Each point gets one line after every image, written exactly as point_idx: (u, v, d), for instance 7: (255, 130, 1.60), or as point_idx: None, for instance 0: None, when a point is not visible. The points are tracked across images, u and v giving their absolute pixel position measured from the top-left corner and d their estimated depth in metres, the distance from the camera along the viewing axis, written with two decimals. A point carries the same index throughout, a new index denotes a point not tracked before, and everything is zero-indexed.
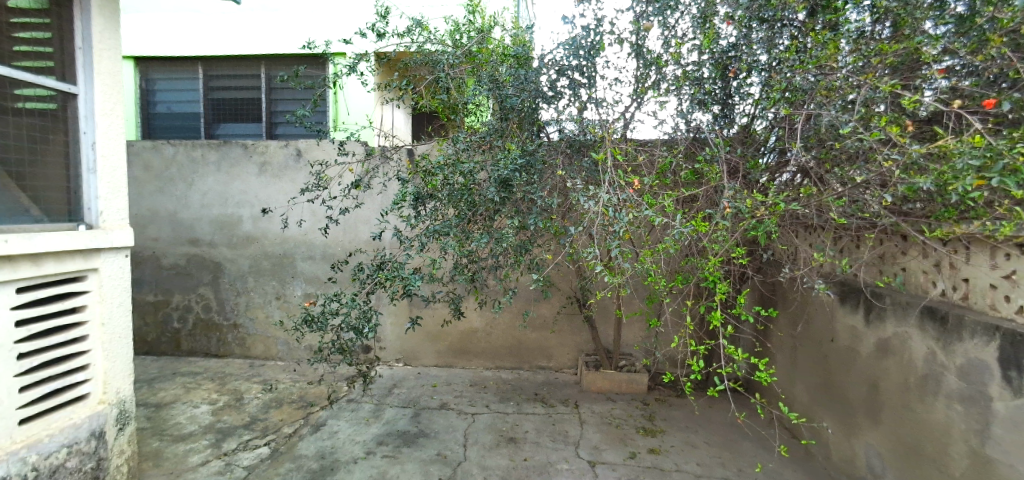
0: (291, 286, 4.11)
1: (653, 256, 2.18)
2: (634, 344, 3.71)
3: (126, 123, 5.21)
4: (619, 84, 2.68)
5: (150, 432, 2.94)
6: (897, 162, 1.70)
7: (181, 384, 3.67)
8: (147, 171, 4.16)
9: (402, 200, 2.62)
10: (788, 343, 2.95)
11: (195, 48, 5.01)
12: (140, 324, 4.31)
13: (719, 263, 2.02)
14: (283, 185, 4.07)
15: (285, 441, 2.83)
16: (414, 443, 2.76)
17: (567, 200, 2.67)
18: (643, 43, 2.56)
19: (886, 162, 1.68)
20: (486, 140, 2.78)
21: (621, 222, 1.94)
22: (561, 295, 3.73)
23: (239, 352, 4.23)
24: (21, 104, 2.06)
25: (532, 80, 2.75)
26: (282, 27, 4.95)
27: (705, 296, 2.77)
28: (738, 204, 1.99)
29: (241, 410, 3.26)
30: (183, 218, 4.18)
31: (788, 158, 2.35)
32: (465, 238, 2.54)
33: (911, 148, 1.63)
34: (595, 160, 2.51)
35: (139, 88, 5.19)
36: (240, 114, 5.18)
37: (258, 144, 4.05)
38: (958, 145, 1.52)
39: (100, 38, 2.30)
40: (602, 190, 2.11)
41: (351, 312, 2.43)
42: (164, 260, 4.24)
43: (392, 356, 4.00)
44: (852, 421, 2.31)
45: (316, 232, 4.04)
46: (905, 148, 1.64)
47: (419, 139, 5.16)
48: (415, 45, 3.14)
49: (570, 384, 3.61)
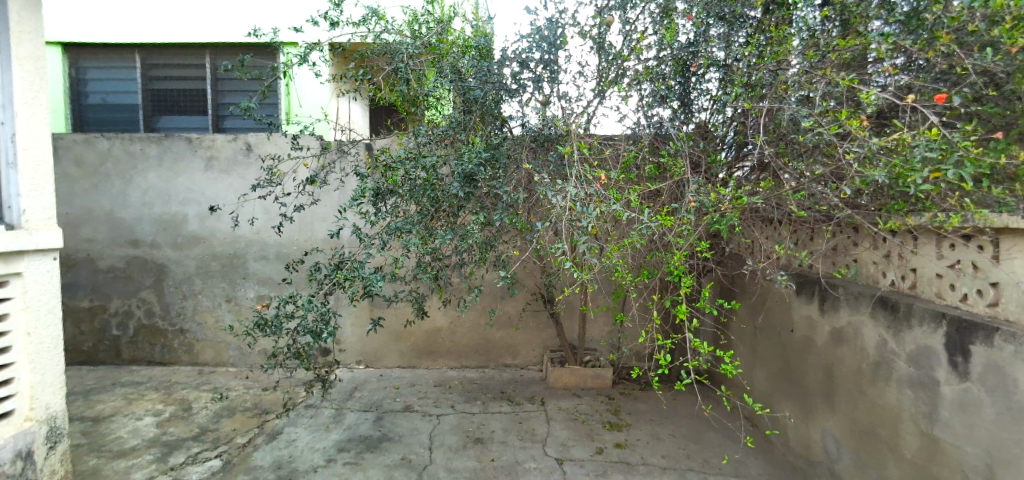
0: (242, 288, 3.89)
1: (620, 251, 2.22)
2: (599, 339, 3.71)
3: (54, 115, 4.78)
4: (582, 78, 2.67)
5: (87, 449, 2.70)
6: (856, 156, 1.71)
7: (122, 395, 3.41)
8: (79, 167, 3.83)
9: (361, 197, 2.53)
10: (749, 333, 3.00)
11: (131, 35, 4.65)
12: (73, 332, 3.97)
13: (683, 258, 2.09)
14: (233, 181, 3.84)
15: (239, 453, 2.67)
16: (377, 448, 2.67)
17: (533, 194, 2.64)
18: (605, 38, 2.54)
19: (846, 155, 1.69)
20: (448, 134, 2.71)
21: (590, 217, 1.97)
22: (526, 292, 3.67)
23: (187, 359, 3.97)
24: None
25: (496, 72, 2.72)
26: (229, 13, 4.66)
27: (670, 289, 2.80)
28: (703, 199, 2.07)
29: (189, 421, 3.06)
30: (121, 217, 3.88)
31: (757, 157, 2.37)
32: (429, 235, 2.52)
33: (871, 141, 1.63)
34: (561, 155, 2.49)
35: (69, 78, 4.78)
36: (184, 106, 4.85)
37: (204, 138, 3.80)
38: (915, 139, 1.55)
39: (19, 19, 2.10)
40: (570, 184, 2.12)
41: (307, 315, 2.30)
42: (100, 263, 3.92)
43: (352, 358, 3.86)
44: (809, 407, 2.38)
45: (269, 230, 3.83)
46: (865, 141, 1.65)
47: (378, 134, 5.00)
48: (372, 34, 3.01)
49: (536, 381, 3.58)
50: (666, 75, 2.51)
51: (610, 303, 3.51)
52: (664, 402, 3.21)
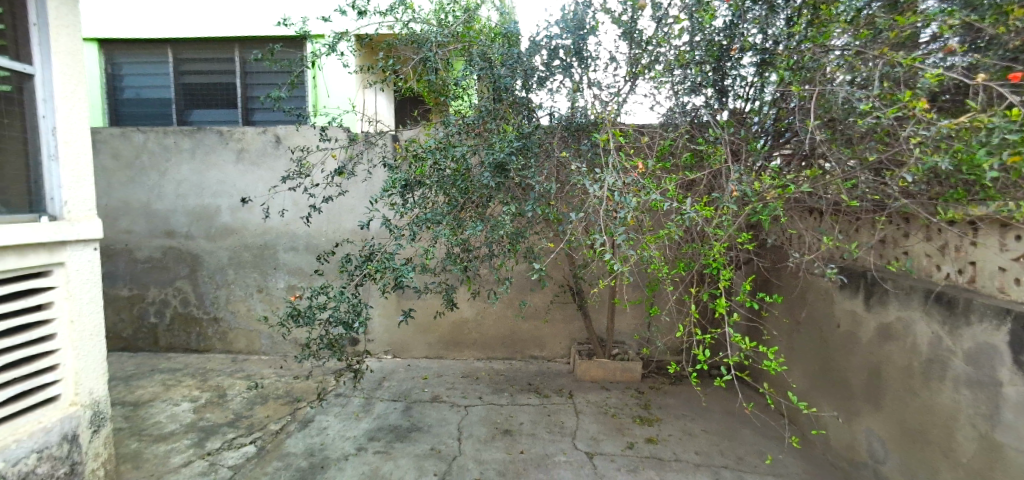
0: (273, 279, 3.95)
1: (656, 242, 2.29)
2: (629, 332, 3.64)
3: (92, 109, 4.92)
4: (615, 64, 2.65)
5: (128, 432, 2.80)
6: (924, 140, 1.62)
7: (161, 381, 3.52)
8: (116, 160, 3.93)
9: (391, 187, 2.57)
10: (785, 328, 2.90)
11: (163, 30, 4.73)
12: (114, 320, 4.11)
13: (723, 249, 2.09)
14: (263, 173, 3.89)
15: (272, 439, 2.72)
16: (407, 437, 2.68)
17: (566, 185, 2.64)
18: (636, 23, 2.52)
19: (912, 139, 1.62)
20: (478, 124, 2.69)
21: (628, 208, 2.03)
22: (554, 284, 3.62)
23: (221, 347, 4.07)
24: None
25: (525, 60, 2.74)
26: (256, 5, 4.70)
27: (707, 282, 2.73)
28: (745, 188, 2.06)
29: (224, 407, 3.14)
30: (157, 209, 3.98)
31: (806, 140, 2.24)
32: (458, 226, 2.53)
33: (939, 124, 1.56)
34: (595, 142, 2.56)
35: (105, 73, 4.90)
36: (215, 100, 4.93)
37: (235, 130, 3.85)
38: (993, 121, 1.44)
39: (57, 14, 2.14)
40: (609, 174, 2.18)
41: (340, 306, 2.35)
42: (138, 253, 4.03)
43: (380, 349, 3.89)
44: (850, 406, 2.30)
45: (297, 221, 3.88)
46: (932, 124, 1.58)
47: (404, 125, 5.00)
48: (399, 24, 2.98)
49: (563, 373, 3.54)
50: (696, 65, 2.46)
51: (645, 296, 3.45)
52: (703, 399, 3.09)
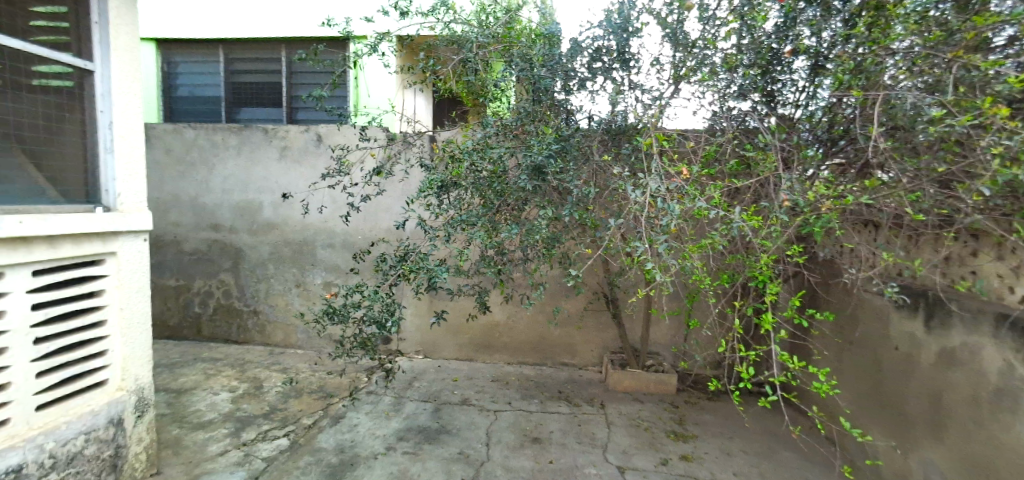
0: (311, 274, 4.03)
1: (698, 251, 2.22)
2: (663, 343, 3.54)
3: (148, 106, 5.16)
4: (660, 67, 2.58)
5: (170, 418, 2.90)
6: (1007, 150, 1.49)
7: (202, 370, 3.63)
8: (168, 155, 4.10)
9: (427, 188, 2.57)
10: (833, 346, 2.75)
11: (215, 30, 4.91)
12: (161, 308, 4.28)
13: (771, 262, 1.99)
14: (304, 170, 3.97)
15: (304, 434, 2.75)
16: (436, 439, 2.67)
17: (606, 190, 2.58)
18: (682, 25, 2.47)
19: (993, 149, 1.48)
20: (517, 125, 2.67)
21: (671, 216, 1.95)
22: (588, 291, 3.54)
23: (260, 339, 4.18)
24: (35, 81, 2.03)
25: (564, 63, 2.71)
26: (302, 7, 4.82)
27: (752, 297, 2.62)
28: (796, 197, 1.96)
29: (261, 399, 3.21)
30: (204, 203, 4.12)
31: (857, 146, 2.19)
32: (494, 228, 2.51)
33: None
34: (636, 147, 2.50)
35: (161, 72, 5.13)
36: (261, 98, 5.08)
37: (279, 128, 3.95)
38: None
39: (117, 13, 2.22)
40: (652, 179, 2.11)
41: (373, 305, 2.36)
42: (185, 245, 4.19)
43: (412, 348, 3.91)
44: (905, 434, 2.15)
45: (336, 219, 3.94)
46: (1017, 133, 1.44)
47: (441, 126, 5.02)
48: (440, 25, 3.00)
49: (594, 383, 3.46)
50: (745, 68, 2.42)
51: (684, 308, 3.34)
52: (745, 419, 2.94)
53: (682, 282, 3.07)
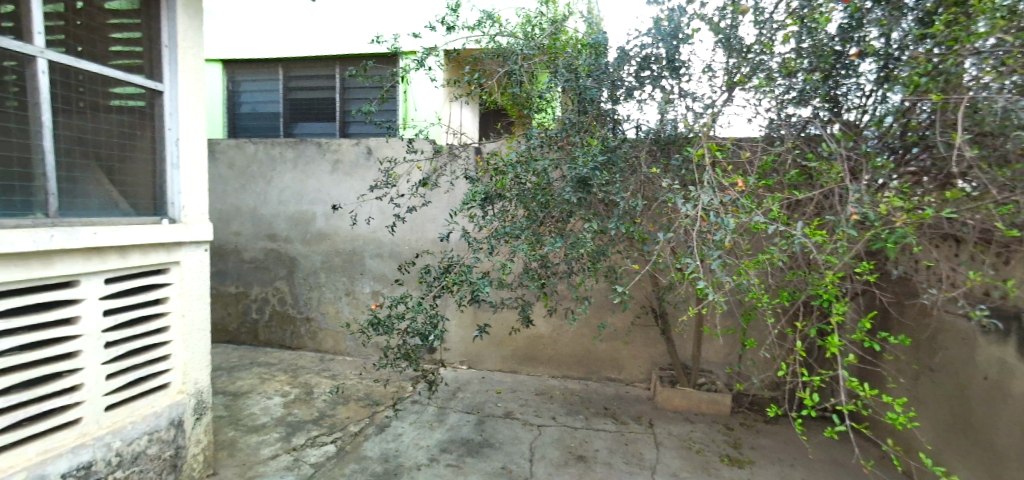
0: (360, 283, 4.12)
1: (755, 267, 2.11)
2: (716, 362, 3.40)
3: (214, 123, 5.48)
4: (712, 75, 2.50)
5: (228, 421, 3.01)
6: None
7: (257, 374, 3.77)
8: (231, 169, 4.33)
9: (471, 200, 2.58)
10: (909, 371, 2.54)
11: (273, 50, 5.17)
12: (222, 314, 4.50)
13: (837, 279, 1.85)
14: (355, 182, 4.08)
15: (351, 441, 2.79)
16: (479, 453, 2.64)
17: (655, 202, 2.51)
18: (736, 30, 2.37)
19: None
20: (561, 137, 2.66)
21: (727, 230, 1.85)
22: (636, 305, 3.46)
23: (311, 345, 4.30)
24: (111, 101, 2.16)
25: (611, 72, 2.66)
26: (352, 24, 4.99)
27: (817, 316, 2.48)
28: (866, 210, 1.82)
29: (311, 404, 3.28)
30: (262, 214, 4.31)
31: (937, 154, 2.02)
32: (537, 241, 2.47)
33: None
34: (686, 158, 2.43)
35: (226, 90, 5.45)
36: (315, 113, 5.28)
37: (332, 142, 4.09)
38: None
39: (184, 36, 2.36)
40: (704, 192, 2.03)
41: (417, 317, 2.36)
42: (245, 254, 4.38)
43: (455, 358, 3.93)
44: (994, 470, 1.95)
45: (383, 230, 4.03)
46: None
47: (487, 138, 5.07)
48: (486, 38, 3.03)
49: (642, 400, 3.35)
50: (805, 72, 2.32)
51: (739, 325, 3.20)
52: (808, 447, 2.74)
53: (737, 299, 2.97)
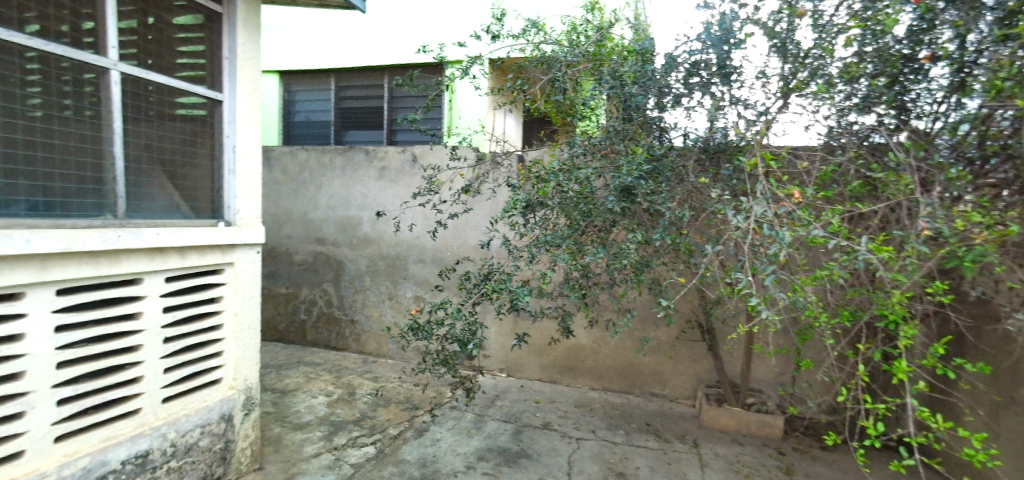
0: (403, 288, 4.20)
1: (812, 284, 2.00)
2: (766, 381, 3.26)
3: (270, 130, 5.76)
4: (766, 80, 2.39)
5: (275, 417, 3.12)
6: None
7: (303, 373, 3.89)
8: (285, 174, 4.51)
9: (512, 208, 2.59)
10: (990, 402, 2.33)
11: (326, 61, 5.38)
12: (273, 313, 4.68)
13: (904, 299, 1.72)
14: (400, 189, 4.17)
15: (390, 443, 2.83)
16: (515, 463, 2.61)
17: (703, 213, 2.44)
18: (793, 34, 2.26)
19: None
20: (605, 145, 2.62)
21: (783, 244, 1.75)
22: (680, 319, 3.35)
23: (355, 347, 4.41)
24: (177, 110, 2.29)
25: (659, 78, 2.59)
26: (400, 34, 5.13)
27: (883, 338, 2.32)
28: (939, 226, 1.70)
29: (353, 405, 3.36)
30: (312, 218, 4.47)
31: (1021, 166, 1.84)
32: (578, 251, 2.43)
33: None
34: (738, 167, 2.34)
35: (282, 100, 5.71)
36: (363, 122, 5.44)
37: (379, 149, 4.20)
38: None
39: (244, 48, 2.48)
40: (757, 203, 1.93)
41: (456, 324, 2.37)
42: (295, 256, 4.55)
43: (495, 366, 3.95)
44: None
45: (425, 235, 4.09)
46: None
47: (530, 145, 5.08)
48: (530, 46, 3.03)
49: (686, 418, 3.24)
50: (870, 77, 2.16)
51: (793, 344, 3.05)
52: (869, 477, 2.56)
53: (791, 316, 2.83)
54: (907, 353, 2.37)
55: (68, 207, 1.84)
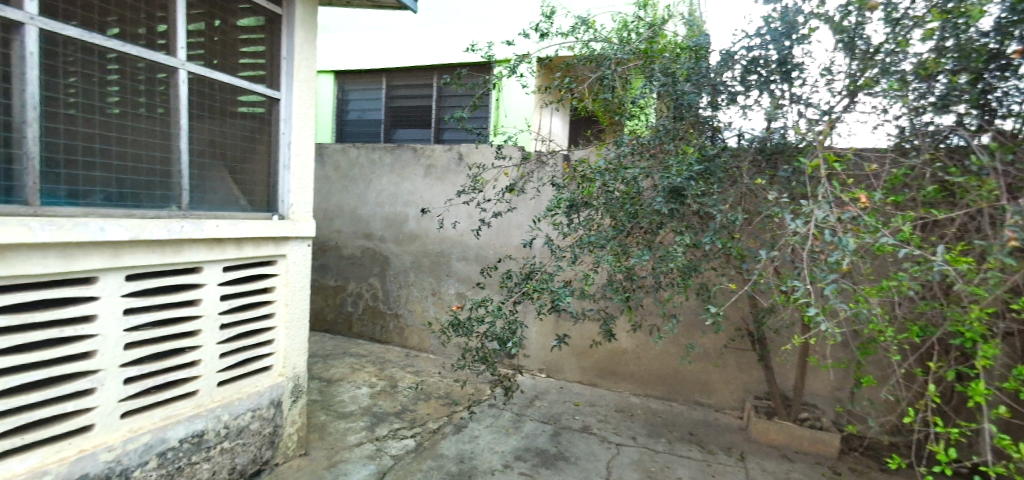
0: (445, 284, 4.25)
1: (878, 295, 1.89)
2: (821, 395, 3.09)
3: (324, 128, 5.98)
4: (831, 77, 2.25)
5: (320, 405, 3.23)
6: None
7: (349, 364, 4.01)
8: (336, 171, 4.67)
9: (556, 207, 2.62)
10: None
11: (378, 61, 5.54)
12: (322, 304, 4.86)
13: (982, 315, 1.59)
14: (445, 187, 4.22)
15: (430, 437, 2.87)
16: (553, 465, 2.59)
17: (757, 216, 2.34)
18: (862, 27, 2.11)
19: None
20: (655, 144, 2.55)
21: (846, 251, 1.63)
22: (730, 328, 3.23)
23: (398, 341, 4.50)
24: (238, 108, 2.39)
25: (713, 75, 2.49)
26: (450, 34, 5.21)
27: (959, 358, 2.14)
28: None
29: (395, 397, 3.43)
30: (361, 214, 4.60)
31: None
32: (623, 253, 2.39)
33: None
34: (797, 169, 2.21)
35: (336, 99, 5.92)
36: (411, 121, 5.55)
37: (427, 148, 4.27)
38: None
39: (301, 49, 2.58)
40: (819, 207, 1.81)
41: (496, 322, 2.37)
42: (343, 250, 4.70)
43: (535, 366, 3.94)
44: None
45: (469, 233, 4.12)
46: None
47: (576, 145, 5.03)
48: (579, 44, 2.99)
49: (733, 429, 3.11)
50: (949, 74, 1.99)
51: (853, 358, 2.88)
52: None
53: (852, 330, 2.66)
54: (985, 375, 2.18)
55: (138, 199, 1.96)
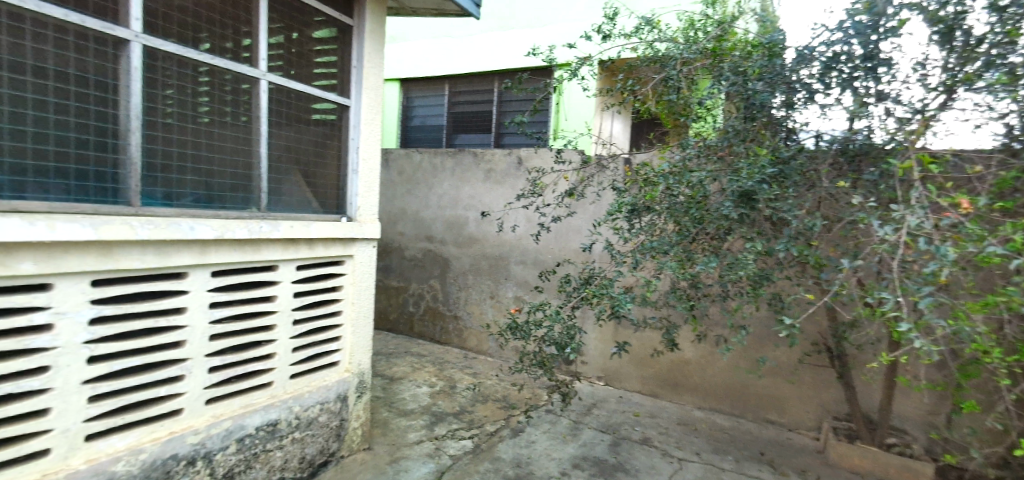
0: (503, 287, 4.28)
1: (982, 311, 1.71)
2: (910, 419, 2.83)
3: (388, 134, 6.22)
4: (924, 71, 2.07)
5: (383, 402, 3.34)
6: None
7: (410, 362, 4.13)
8: (400, 175, 4.84)
9: (617, 211, 2.54)
10: None
11: (441, 68, 5.71)
12: (385, 304, 5.04)
13: None
14: (505, 191, 4.26)
15: (487, 440, 2.88)
16: (612, 476, 2.53)
17: (838, 222, 2.20)
18: (963, 16, 1.91)
19: None
20: (724, 146, 2.45)
21: (945, 262, 1.47)
22: (805, 342, 3.04)
23: (457, 342, 4.58)
24: (313, 115, 2.52)
25: (789, 73, 2.34)
26: (512, 39, 5.28)
27: None
28: None
29: (453, 398, 3.48)
30: (423, 217, 4.74)
31: None
32: (688, 259, 2.30)
33: None
34: (885, 172, 2.04)
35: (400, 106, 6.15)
36: (471, 126, 5.65)
37: (486, 152, 4.32)
38: None
39: (369, 57, 2.69)
40: (912, 213, 1.65)
41: (555, 327, 2.35)
42: (405, 252, 4.86)
43: (593, 372, 3.88)
44: None
45: (528, 238, 4.13)
46: None
47: (635, 147, 4.93)
48: (642, 45, 2.92)
49: (808, 451, 2.91)
50: None
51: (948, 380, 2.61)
52: None
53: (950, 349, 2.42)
54: None
55: (224, 200, 2.11)
